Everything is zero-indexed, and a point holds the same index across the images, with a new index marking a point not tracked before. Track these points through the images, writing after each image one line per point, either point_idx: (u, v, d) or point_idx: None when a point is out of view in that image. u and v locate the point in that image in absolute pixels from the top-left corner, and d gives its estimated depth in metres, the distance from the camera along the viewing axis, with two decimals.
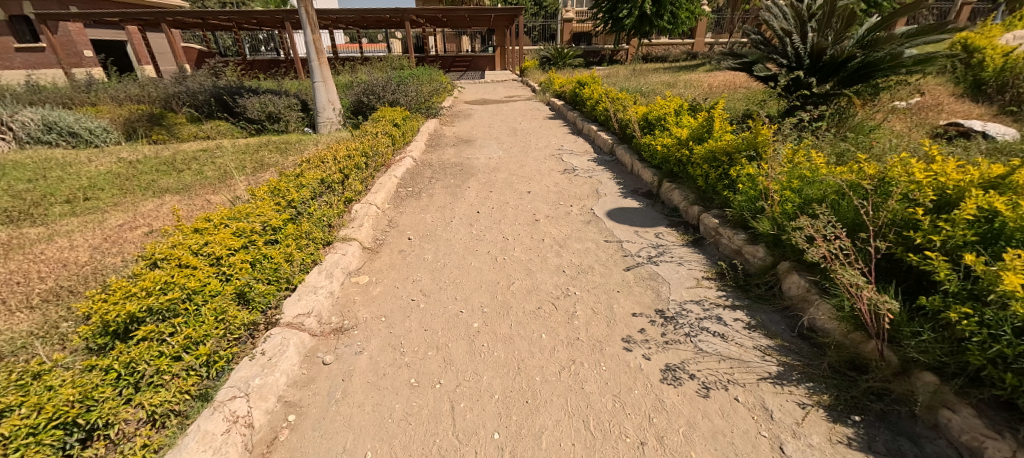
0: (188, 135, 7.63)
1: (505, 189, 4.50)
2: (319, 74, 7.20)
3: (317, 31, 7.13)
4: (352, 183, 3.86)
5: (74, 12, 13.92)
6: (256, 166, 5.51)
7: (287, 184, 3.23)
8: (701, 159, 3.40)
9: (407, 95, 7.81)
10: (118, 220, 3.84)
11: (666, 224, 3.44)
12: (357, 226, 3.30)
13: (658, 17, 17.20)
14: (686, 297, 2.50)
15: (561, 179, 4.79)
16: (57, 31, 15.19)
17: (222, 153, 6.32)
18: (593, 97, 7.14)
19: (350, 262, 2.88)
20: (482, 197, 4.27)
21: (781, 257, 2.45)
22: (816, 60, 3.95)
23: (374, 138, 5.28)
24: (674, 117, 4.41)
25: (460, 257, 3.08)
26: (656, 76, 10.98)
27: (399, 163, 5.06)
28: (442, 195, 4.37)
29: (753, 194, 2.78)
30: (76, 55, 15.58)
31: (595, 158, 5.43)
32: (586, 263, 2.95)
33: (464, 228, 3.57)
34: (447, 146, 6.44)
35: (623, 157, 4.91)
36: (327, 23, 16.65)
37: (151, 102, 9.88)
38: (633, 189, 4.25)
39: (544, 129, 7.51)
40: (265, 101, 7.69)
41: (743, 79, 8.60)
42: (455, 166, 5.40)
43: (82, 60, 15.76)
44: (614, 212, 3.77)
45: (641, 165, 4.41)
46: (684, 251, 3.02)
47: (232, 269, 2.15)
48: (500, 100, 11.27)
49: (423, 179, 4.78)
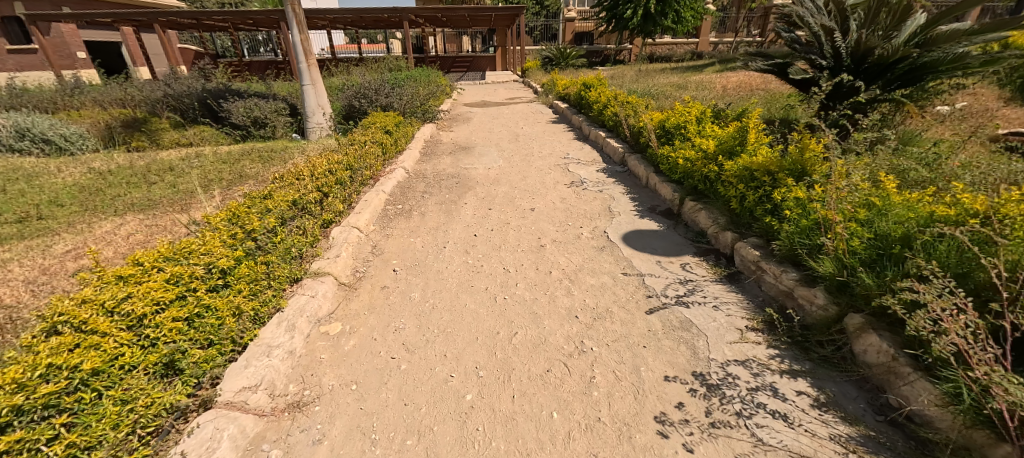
0: (170, 142, 7.18)
1: (506, 205, 4.03)
2: (308, 76, 6.83)
3: (306, 30, 6.72)
4: (332, 203, 3.40)
5: (68, 12, 13.56)
6: (234, 178, 5.05)
7: (250, 209, 2.75)
8: (734, 177, 2.93)
9: (401, 98, 7.33)
10: (66, 245, 3.38)
11: (693, 253, 2.96)
12: (333, 257, 2.83)
13: (663, 16, 16.72)
14: (731, 355, 2.02)
15: (567, 193, 4.31)
16: (49, 32, 14.85)
17: (201, 163, 5.87)
18: (600, 100, 6.67)
19: (321, 305, 2.40)
20: (480, 216, 3.80)
21: (849, 307, 1.97)
22: (861, 61, 3.48)
23: (362, 147, 4.81)
24: (696, 125, 3.92)
25: (454, 295, 2.61)
26: (664, 76, 10.50)
27: (389, 175, 4.59)
28: (435, 213, 3.89)
29: (806, 224, 2.29)
30: (68, 56, 15.24)
31: (605, 168, 4.95)
32: (603, 304, 2.47)
33: (459, 256, 3.09)
34: (443, 154, 5.97)
35: (638, 169, 4.43)
36: (324, 22, 16.25)
37: (135, 106, 9.44)
38: (650, 207, 3.78)
39: (548, 134, 7.03)
40: (250, 106, 7.22)
41: (759, 79, 8.12)
42: (450, 177, 4.93)
43: (75, 62, 15.45)
44: (631, 236, 3.29)
45: (658, 180, 3.95)
46: (719, 289, 2.54)
47: (159, 333, 1.71)
48: (501, 103, 10.82)
49: (415, 194, 4.31)
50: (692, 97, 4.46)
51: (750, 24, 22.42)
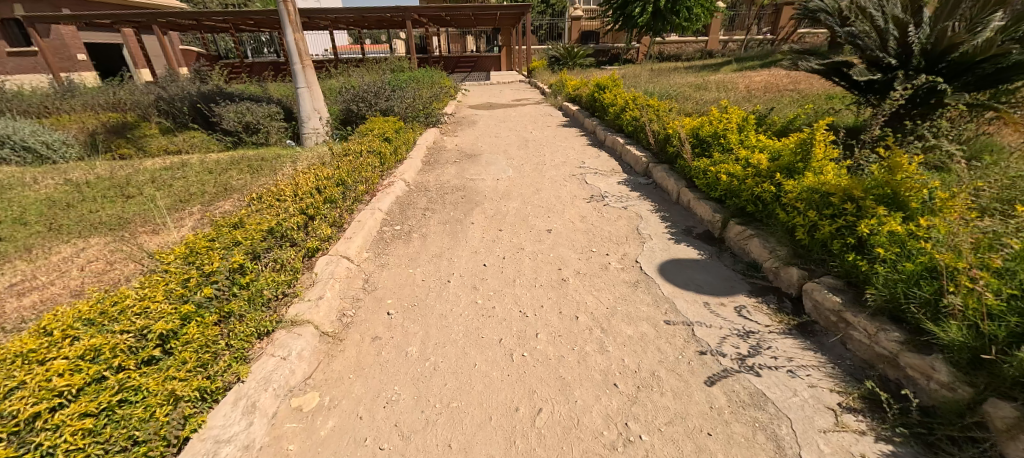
0: (157, 149, 6.76)
1: (519, 226, 3.54)
2: (303, 79, 6.41)
3: (300, 30, 6.29)
4: (318, 228, 2.92)
5: (66, 13, 13.25)
6: (218, 192, 4.59)
7: (215, 243, 2.28)
8: (799, 201, 2.42)
9: (403, 101, 6.86)
10: (11, 277, 2.92)
11: (747, 291, 2.46)
12: (315, 299, 2.35)
13: (673, 14, 16.19)
14: (829, 453, 1.51)
15: (587, 211, 3.82)
16: (49, 34, 14.56)
17: (186, 173, 5.43)
18: (617, 103, 6.17)
19: (293, 369, 1.92)
20: (490, 240, 3.31)
21: (991, 392, 1.47)
22: (938, 58, 2.97)
23: (357, 157, 4.34)
24: (737, 134, 3.42)
25: (460, 350, 2.12)
26: (678, 76, 10.00)
27: (387, 190, 4.12)
28: (438, 236, 3.41)
29: (913, 270, 1.78)
30: (68, 59, 14.93)
31: (627, 180, 4.45)
32: (648, 365, 1.98)
33: (467, 293, 2.60)
34: (447, 163, 5.48)
35: (667, 183, 3.94)
36: (326, 22, 15.85)
37: (127, 110, 9.05)
38: (685, 228, 3.29)
39: (559, 140, 6.53)
40: (242, 110, 6.76)
41: (785, 78, 7.58)
42: (455, 191, 4.44)
43: (75, 64, 15.16)
44: (669, 267, 2.79)
45: (693, 197, 3.45)
46: (791, 346, 2.03)
47: (54, 441, 1.24)
48: (508, 104, 10.34)
49: (415, 211, 3.82)
50: (728, 102, 3.95)
51: (761, 20, 21.87)
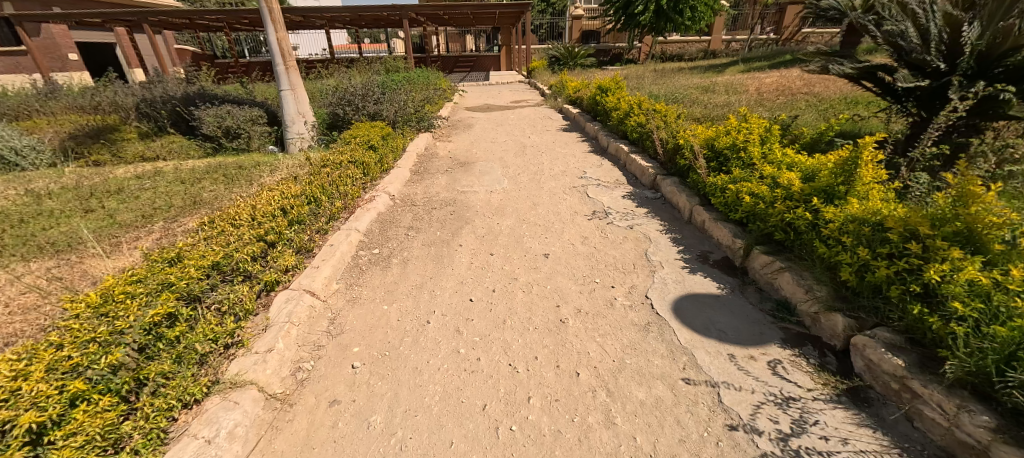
0: (133, 155, 6.37)
1: (513, 250, 3.14)
2: (286, 81, 6.03)
3: (283, 29, 5.91)
4: (280, 257, 2.54)
5: (55, 12, 12.88)
6: (185, 207, 4.19)
7: (141, 286, 1.88)
8: (843, 234, 2.03)
9: (393, 105, 6.45)
10: None
11: (780, 340, 2.07)
12: (263, 351, 1.96)
13: (676, 13, 15.80)
14: None
15: (589, 230, 3.43)
16: (38, 33, 14.16)
17: (157, 183, 5.05)
18: (620, 107, 5.77)
19: (220, 455, 1.53)
20: (479, 268, 2.91)
21: None
22: (997, 60, 2.60)
23: (336, 169, 3.94)
24: (759, 147, 3.02)
25: (434, 421, 1.73)
26: (684, 77, 9.60)
27: (368, 205, 3.73)
28: (420, 261, 3.02)
29: (1009, 338, 1.39)
30: (58, 58, 14.52)
31: (633, 194, 4.06)
32: (666, 446, 1.59)
33: (448, 338, 2.21)
34: (438, 172, 5.09)
35: (677, 199, 3.55)
36: (320, 21, 15.43)
37: (109, 113, 8.66)
38: (700, 254, 2.90)
39: (559, 146, 6.13)
40: (222, 113, 6.36)
41: (797, 80, 7.19)
42: (444, 205, 4.04)
43: (65, 64, 14.76)
44: (684, 305, 2.40)
45: (709, 218, 3.06)
46: (843, 420, 1.64)
47: None
48: (506, 106, 9.95)
49: (397, 231, 3.42)
50: (746, 109, 3.55)
51: (766, 19, 21.42)
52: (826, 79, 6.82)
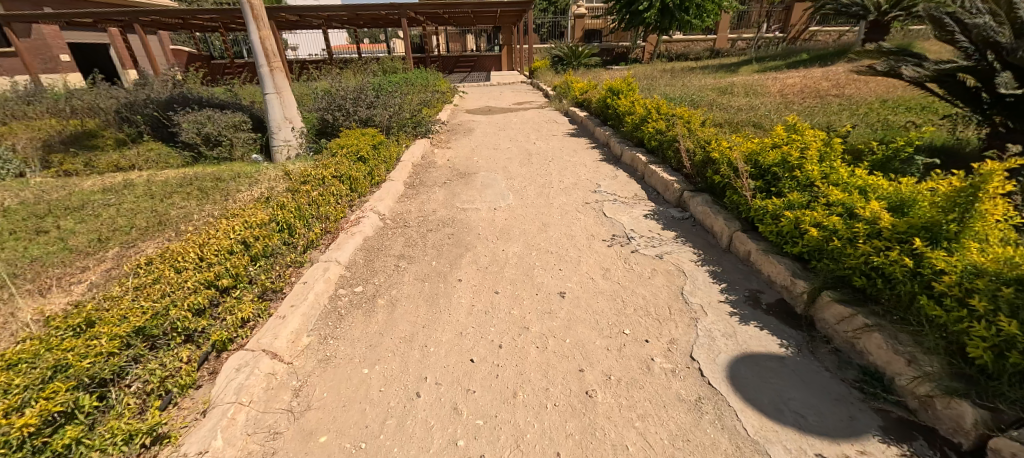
0: (108, 165, 5.89)
1: (522, 287, 2.64)
2: (271, 83, 5.55)
3: (267, 27, 5.43)
4: (234, 308, 2.05)
5: (45, 12, 12.42)
6: (147, 228, 3.69)
7: (22, 372, 1.38)
8: (969, 295, 1.53)
9: (386, 109, 5.95)
10: None
11: (879, 431, 1.57)
12: (193, 453, 1.47)
13: (682, 11, 15.28)
14: None
15: (611, 260, 2.93)
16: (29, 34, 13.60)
17: (125, 197, 4.57)
18: (635, 111, 5.28)
19: None
20: (481, 312, 2.41)
21: None
22: None
23: (318, 186, 3.46)
24: (819, 165, 2.51)
25: None
26: (696, 77, 9.09)
27: (353, 229, 3.24)
28: (411, 302, 2.51)
29: None
30: (50, 59, 13.98)
31: (656, 213, 3.56)
32: None
33: (443, 421, 1.71)
34: (435, 185, 4.58)
35: (712, 222, 3.05)
36: (317, 21, 14.95)
37: (90, 117, 8.18)
38: (749, 295, 2.40)
39: (567, 154, 5.62)
40: (202, 118, 5.87)
41: (822, 81, 6.69)
42: (441, 226, 3.55)
43: (57, 65, 14.24)
44: (743, 370, 1.90)
45: (757, 249, 2.56)
46: None
47: None
48: (508, 108, 9.45)
49: (386, 261, 2.92)
50: (794, 117, 3.03)
51: (771, 18, 20.87)
52: (856, 80, 6.29)
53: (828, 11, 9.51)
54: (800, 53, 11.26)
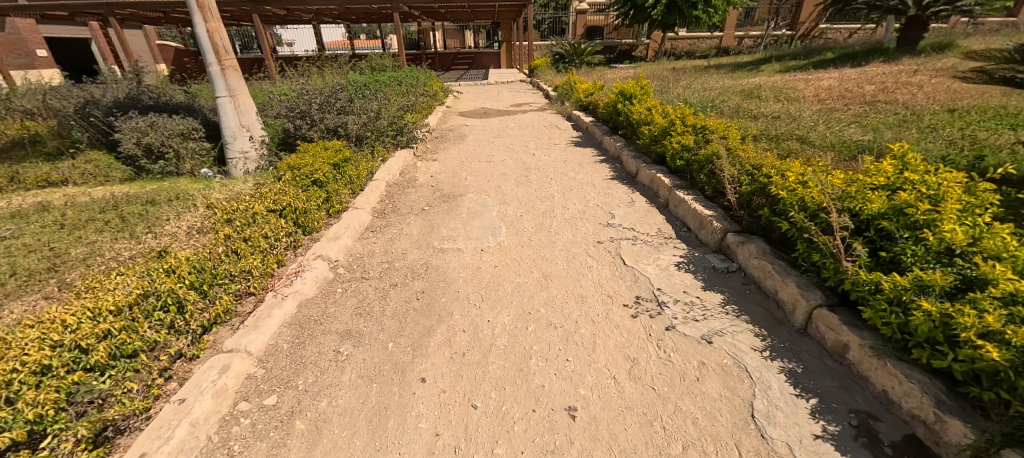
0: (36, 179, 5.00)
1: (511, 397, 1.79)
2: (222, 84, 4.69)
3: (217, 19, 4.57)
4: None
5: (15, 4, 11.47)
6: (29, 275, 2.79)
7: None
8: None
9: (360, 116, 5.08)
10: None
11: None
12: None
13: (691, 6, 14.35)
14: None
15: (639, 342, 2.07)
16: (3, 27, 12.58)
17: (30, 225, 3.70)
18: (653, 121, 4.42)
19: None
20: (448, 450, 1.57)
21: None
22: None
23: (246, 227, 2.61)
24: (961, 223, 1.68)
25: None
26: (712, 78, 8.24)
27: (285, 291, 2.39)
28: (344, 426, 1.67)
29: None
30: (26, 55, 13.01)
31: (691, 261, 2.72)
32: None
33: None
34: (411, 212, 3.73)
35: (779, 287, 2.20)
36: (306, 15, 14.03)
37: (37, 121, 7.25)
38: (859, 425, 1.57)
39: (572, 169, 4.78)
40: (144, 125, 4.99)
41: (861, 83, 5.87)
42: (408, 278, 2.69)
43: (33, 60, 13.27)
44: None
45: (862, 345, 1.73)
46: None
47: None
48: (505, 110, 8.58)
49: (322, 345, 2.08)
50: (896, 146, 2.19)
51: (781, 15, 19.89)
52: (904, 83, 5.44)
53: (856, 6, 8.62)
54: (822, 52, 10.35)
